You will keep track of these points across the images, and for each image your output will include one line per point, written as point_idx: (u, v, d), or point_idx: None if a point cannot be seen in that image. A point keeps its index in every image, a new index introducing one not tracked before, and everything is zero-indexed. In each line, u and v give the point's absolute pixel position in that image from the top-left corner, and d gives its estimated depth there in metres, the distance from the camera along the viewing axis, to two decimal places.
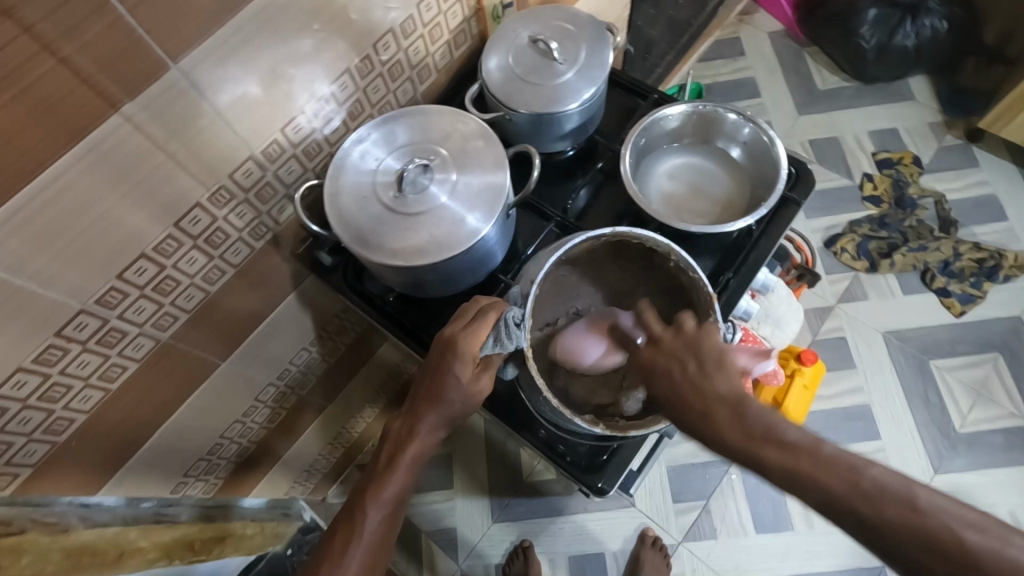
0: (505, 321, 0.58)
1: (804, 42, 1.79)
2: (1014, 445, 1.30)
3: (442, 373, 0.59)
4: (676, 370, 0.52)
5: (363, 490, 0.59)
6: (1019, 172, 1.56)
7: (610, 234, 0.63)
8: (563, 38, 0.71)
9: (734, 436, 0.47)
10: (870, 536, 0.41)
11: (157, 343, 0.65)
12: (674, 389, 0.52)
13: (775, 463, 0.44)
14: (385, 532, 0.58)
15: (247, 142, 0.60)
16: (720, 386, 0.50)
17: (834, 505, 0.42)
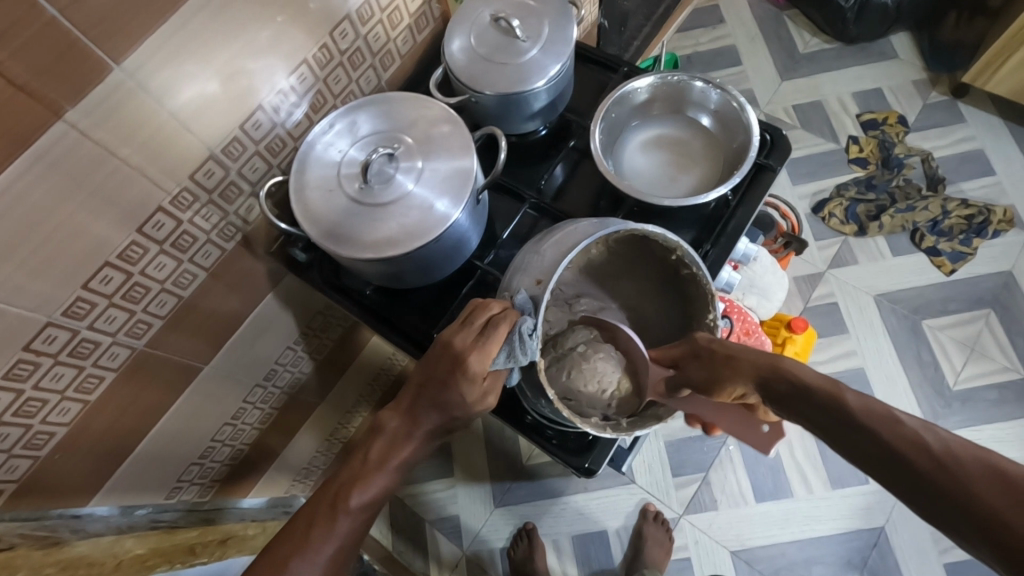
0: (519, 333, 0.55)
1: (783, 5, 1.77)
2: (1008, 400, 1.30)
3: (449, 385, 0.55)
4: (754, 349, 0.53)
5: (349, 478, 0.54)
6: (1005, 125, 1.54)
7: (621, 230, 0.59)
8: (524, 15, 0.69)
9: (809, 376, 0.47)
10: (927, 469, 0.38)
11: (134, 351, 0.64)
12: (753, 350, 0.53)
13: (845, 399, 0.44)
14: (364, 524, 0.53)
15: (205, 142, 0.58)
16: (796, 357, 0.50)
17: (893, 430, 0.40)
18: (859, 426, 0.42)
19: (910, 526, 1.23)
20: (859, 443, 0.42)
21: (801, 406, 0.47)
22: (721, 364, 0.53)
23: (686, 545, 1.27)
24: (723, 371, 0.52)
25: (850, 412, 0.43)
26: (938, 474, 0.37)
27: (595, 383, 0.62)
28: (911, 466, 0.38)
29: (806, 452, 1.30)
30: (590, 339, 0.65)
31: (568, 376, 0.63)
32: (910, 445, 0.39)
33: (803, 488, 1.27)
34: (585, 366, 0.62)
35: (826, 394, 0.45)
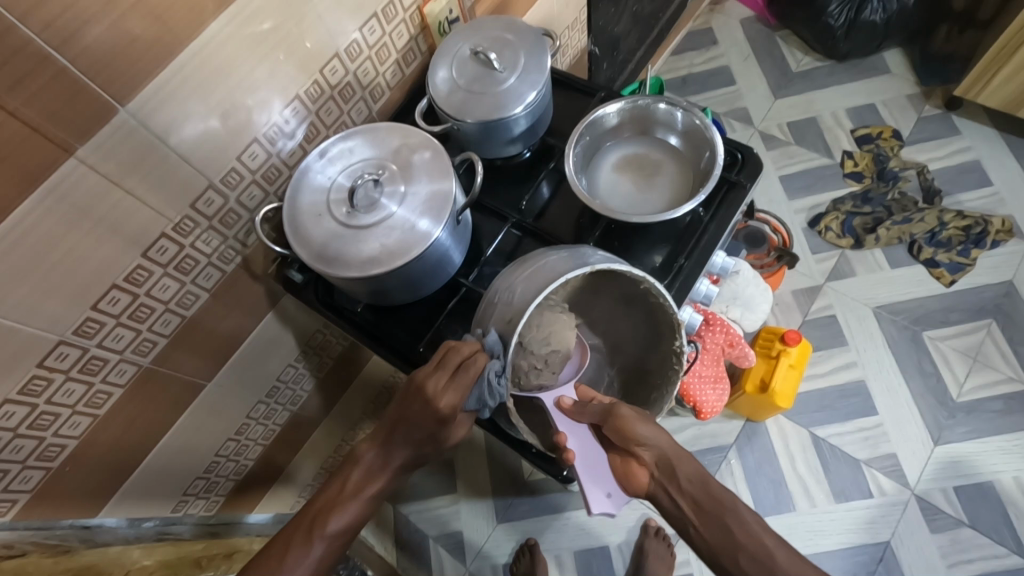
0: (488, 376, 0.58)
1: (776, 25, 1.81)
2: (1013, 410, 1.29)
3: (419, 423, 0.59)
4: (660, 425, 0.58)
5: (325, 506, 0.58)
6: (1001, 135, 1.55)
7: (588, 271, 0.59)
8: (502, 48, 0.74)
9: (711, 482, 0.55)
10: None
11: (140, 368, 0.68)
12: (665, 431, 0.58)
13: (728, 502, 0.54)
14: (339, 547, 0.58)
15: (204, 173, 0.63)
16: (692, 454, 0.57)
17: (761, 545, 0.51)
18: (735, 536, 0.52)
19: (916, 542, 1.21)
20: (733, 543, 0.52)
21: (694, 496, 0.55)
22: (644, 420, 0.58)
23: (688, 561, 1.26)
24: (646, 424, 0.58)
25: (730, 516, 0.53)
26: None
27: (544, 334, 0.65)
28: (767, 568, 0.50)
29: (807, 465, 1.30)
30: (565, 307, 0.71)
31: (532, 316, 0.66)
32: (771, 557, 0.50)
33: (805, 501, 1.27)
34: (553, 316, 0.67)
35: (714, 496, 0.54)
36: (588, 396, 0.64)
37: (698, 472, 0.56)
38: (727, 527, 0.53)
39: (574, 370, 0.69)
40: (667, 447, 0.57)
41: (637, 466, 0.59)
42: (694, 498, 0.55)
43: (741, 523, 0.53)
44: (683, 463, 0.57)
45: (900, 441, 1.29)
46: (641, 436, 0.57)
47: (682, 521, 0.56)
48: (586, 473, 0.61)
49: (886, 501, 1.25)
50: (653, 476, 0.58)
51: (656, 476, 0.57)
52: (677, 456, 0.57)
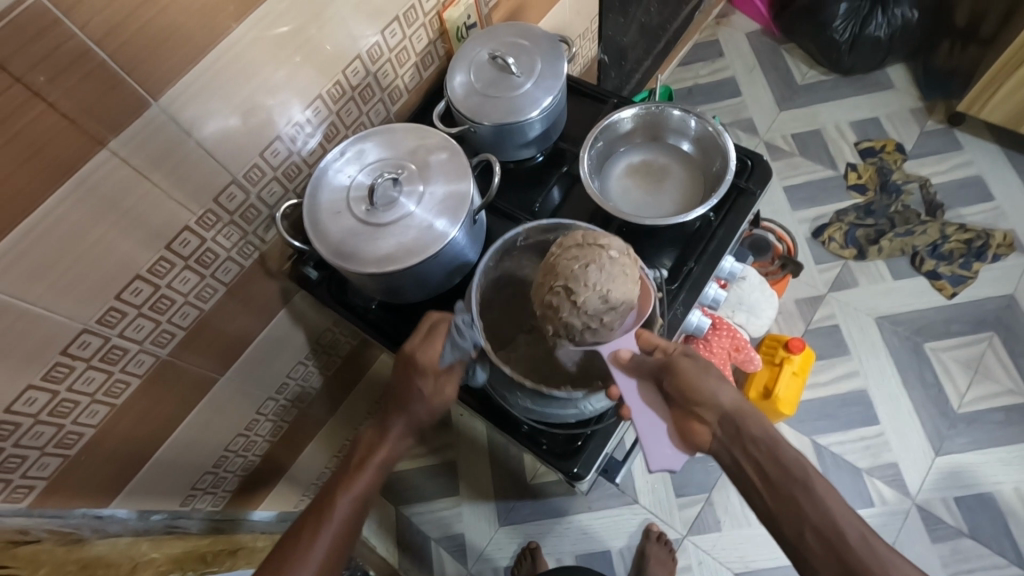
0: (456, 325, 0.62)
1: (781, 38, 1.84)
2: (1015, 421, 1.30)
3: (405, 385, 0.64)
4: (728, 385, 0.56)
5: (334, 485, 0.63)
6: (1002, 150, 1.57)
7: (522, 232, 0.67)
8: (519, 53, 0.76)
9: (784, 449, 0.54)
10: (838, 546, 0.50)
11: (158, 359, 0.69)
12: (734, 392, 0.56)
13: (798, 468, 0.53)
14: (352, 522, 0.62)
15: (228, 169, 0.65)
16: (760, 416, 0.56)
17: (826, 517, 0.51)
18: (804, 506, 0.52)
19: (917, 551, 1.22)
20: (801, 512, 0.52)
21: (762, 461, 0.54)
22: (710, 379, 0.56)
23: (689, 566, 1.26)
24: (713, 384, 0.56)
25: (799, 485, 0.53)
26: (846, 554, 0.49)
27: (602, 293, 0.55)
28: (828, 539, 0.51)
29: None
30: (629, 253, 0.59)
31: (588, 270, 0.55)
32: (838, 528, 0.50)
33: None
34: (614, 270, 0.56)
35: (780, 463, 0.54)
36: (652, 345, 0.59)
37: (766, 433, 0.55)
38: (792, 497, 0.53)
39: (638, 317, 0.60)
40: (732, 407, 0.55)
41: (698, 423, 0.56)
42: (759, 463, 0.55)
43: (808, 491, 0.52)
44: (750, 425, 0.55)
45: (902, 450, 1.30)
46: (705, 394, 0.55)
47: (746, 484, 0.56)
48: (646, 430, 0.57)
49: (887, 510, 1.26)
50: (715, 434, 0.56)
51: (719, 436, 0.56)
52: (743, 417, 0.56)
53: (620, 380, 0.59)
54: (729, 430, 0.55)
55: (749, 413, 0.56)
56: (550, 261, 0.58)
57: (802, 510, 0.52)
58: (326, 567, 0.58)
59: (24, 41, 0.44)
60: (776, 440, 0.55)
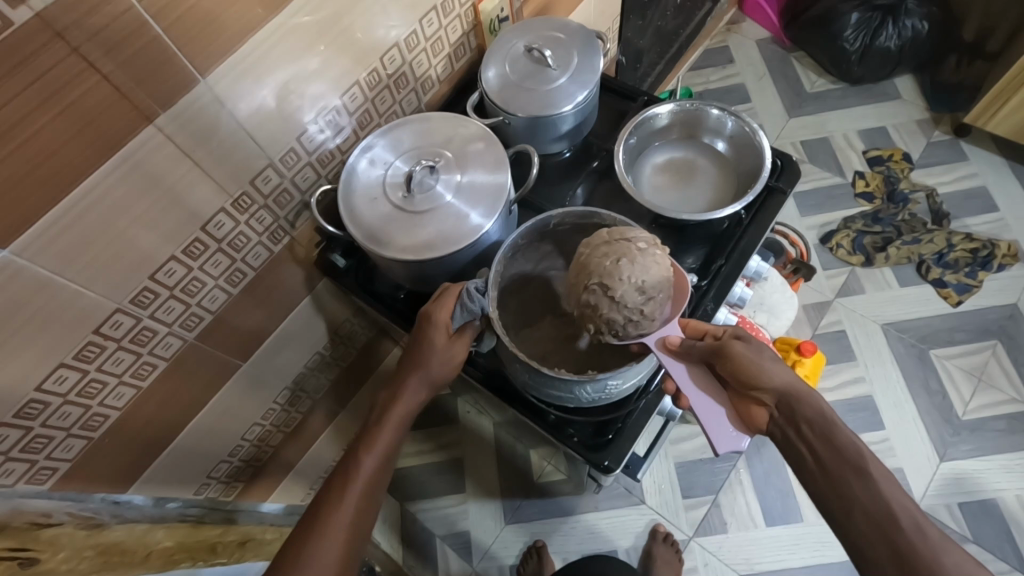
0: (468, 290, 0.62)
1: (790, 47, 1.85)
2: (1017, 429, 1.31)
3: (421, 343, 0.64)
4: (784, 369, 0.60)
5: (353, 449, 0.61)
6: (1007, 163, 1.59)
7: (556, 217, 0.66)
8: (555, 46, 0.76)
9: (840, 431, 0.56)
10: (888, 528, 0.51)
11: (184, 343, 0.68)
12: (790, 375, 0.60)
13: (852, 451, 0.55)
14: (374, 482, 0.60)
15: (265, 151, 0.64)
16: (816, 401, 0.59)
17: (878, 499, 0.52)
18: (854, 486, 0.53)
19: None
20: (849, 492, 0.54)
21: (815, 442, 0.57)
22: (761, 364, 0.59)
23: (696, 568, 1.26)
24: (768, 366, 0.59)
25: (851, 467, 0.54)
26: (896, 535, 0.50)
27: (637, 285, 0.56)
28: (878, 521, 0.51)
29: None
30: (657, 243, 0.60)
31: (620, 264, 0.57)
32: (889, 510, 0.51)
33: (813, 513, 1.28)
34: (644, 262, 0.57)
35: (835, 445, 0.56)
36: (700, 333, 0.63)
37: (820, 414, 0.58)
38: (844, 479, 0.54)
39: (676, 306, 0.62)
40: (787, 389, 0.58)
41: (756, 406, 0.60)
42: (813, 445, 0.57)
43: (864, 475, 0.53)
44: (805, 406, 0.58)
45: (907, 455, 1.32)
46: (760, 378, 0.59)
47: (800, 467, 0.58)
48: (704, 415, 0.62)
49: None
50: (772, 415, 0.60)
51: (776, 417, 0.59)
52: (798, 400, 0.59)
53: (677, 368, 0.62)
54: (784, 409, 0.59)
55: (804, 397, 0.59)
56: (581, 260, 0.60)
57: (854, 490, 0.53)
58: (355, 526, 0.57)
59: (84, 11, 0.43)
60: (831, 425, 0.57)
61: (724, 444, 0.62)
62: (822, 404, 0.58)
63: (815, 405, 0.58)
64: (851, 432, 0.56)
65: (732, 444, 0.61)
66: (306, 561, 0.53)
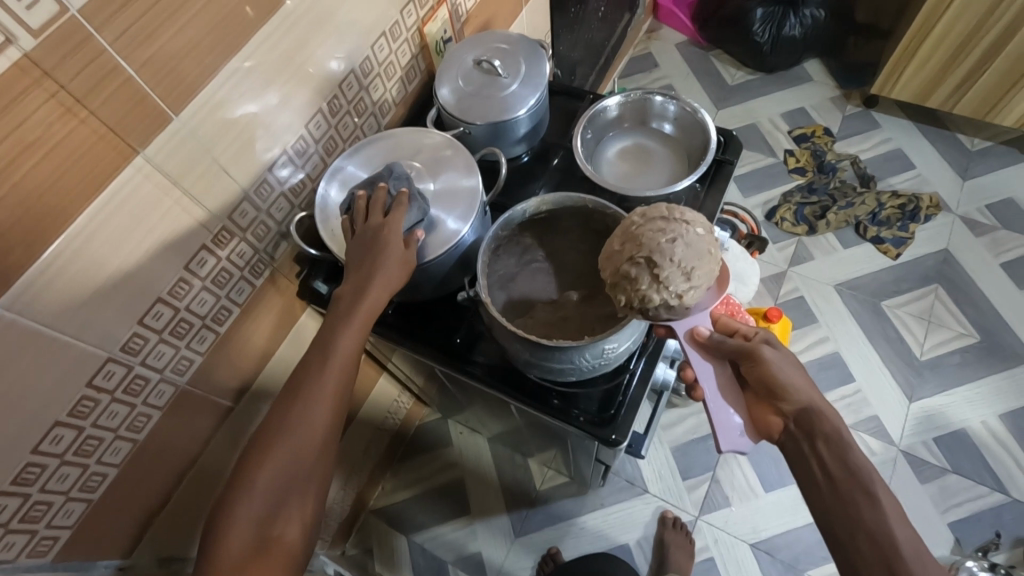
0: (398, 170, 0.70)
1: (707, 46, 1.99)
2: (971, 361, 1.42)
3: (379, 241, 0.61)
4: (807, 386, 0.63)
5: (330, 324, 0.59)
6: (915, 124, 1.75)
7: (532, 206, 0.71)
8: (502, 56, 0.81)
9: (855, 457, 0.58)
10: (890, 560, 0.52)
11: (177, 388, 0.67)
12: (812, 393, 0.62)
13: (864, 478, 0.56)
14: (356, 352, 0.59)
15: (241, 184, 0.66)
16: (837, 424, 0.60)
17: (882, 533, 0.53)
18: (856, 512, 0.55)
19: (912, 495, 1.29)
20: (852, 515, 0.55)
21: (829, 464, 0.58)
22: (783, 376, 0.63)
23: (707, 546, 1.29)
24: (791, 380, 0.63)
25: (858, 494, 0.56)
26: (891, 564, 0.51)
27: (685, 269, 0.60)
28: (877, 552, 0.53)
29: None
30: (711, 233, 0.63)
31: (674, 245, 0.60)
32: (889, 539, 0.53)
33: None
34: (697, 246, 0.61)
35: (850, 471, 0.57)
36: (730, 330, 0.67)
37: (839, 437, 0.59)
38: (852, 501, 0.56)
39: (715, 298, 0.67)
40: (809, 405, 0.61)
41: (773, 414, 0.64)
42: (825, 462, 0.59)
43: (873, 503, 0.55)
44: (824, 423, 0.60)
45: (880, 402, 1.39)
46: (784, 387, 0.62)
47: (809, 482, 0.60)
48: (714, 407, 0.67)
49: (877, 460, 1.33)
50: (788, 426, 0.63)
51: (790, 428, 0.62)
52: (818, 416, 0.61)
53: (702, 361, 0.67)
54: (800, 424, 0.62)
55: (827, 417, 0.61)
56: (631, 229, 0.62)
57: (857, 516, 0.55)
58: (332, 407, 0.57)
59: (65, 54, 0.45)
60: (846, 446, 0.58)
61: (728, 442, 0.67)
62: (840, 429, 0.59)
63: (831, 426, 0.60)
64: (866, 459, 0.58)
65: (735, 443, 0.67)
66: (298, 437, 0.55)
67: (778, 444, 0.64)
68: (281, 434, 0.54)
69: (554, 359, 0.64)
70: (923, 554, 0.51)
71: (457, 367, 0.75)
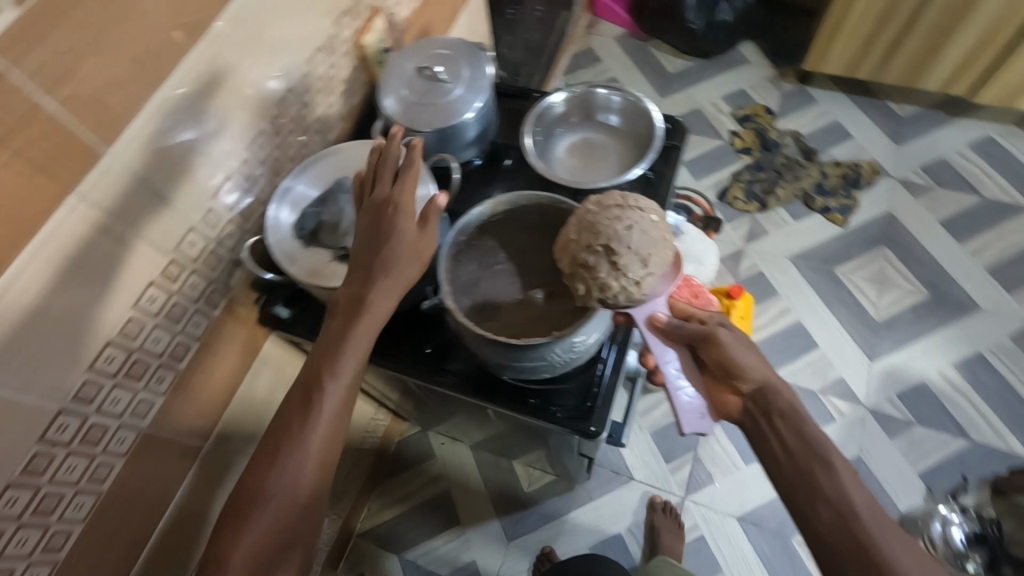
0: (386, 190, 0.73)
1: (645, 37, 2.03)
2: (922, 316, 1.48)
3: (389, 224, 0.61)
4: (762, 364, 0.65)
5: (320, 361, 0.59)
6: (848, 96, 1.82)
7: (487, 209, 0.72)
8: (444, 62, 0.81)
9: (813, 427, 0.60)
10: (849, 522, 0.55)
11: (139, 432, 0.64)
12: (768, 370, 0.64)
13: (821, 447, 0.59)
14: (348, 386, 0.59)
15: (185, 214, 0.64)
16: (792, 398, 0.63)
17: (843, 501, 0.56)
18: (817, 482, 0.57)
19: (883, 451, 1.34)
20: (813, 486, 0.57)
21: (789, 436, 0.61)
22: (739, 355, 0.65)
23: (697, 525, 1.31)
24: (747, 358, 0.65)
25: (816, 465, 0.58)
26: (851, 529, 0.54)
27: (640, 255, 0.62)
28: (838, 517, 0.55)
29: None
30: (664, 221, 0.66)
31: (629, 232, 0.62)
32: (848, 505, 0.55)
33: None
34: (651, 234, 0.63)
35: (810, 443, 0.60)
36: (686, 314, 0.69)
37: (795, 410, 0.62)
38: (810, 471, 0.58)
39: (669, 284, 0.70)
40: (764, 382, 0.64)
41: (731, 394, 0.66)
42: (784, 437, 0.61)
43: (831, 471, 0.58)
44: (779, 399, 0.63)
45: (844, 365, 1.44)
46: (739, 366, 0.64)
47: (768, 456, 0.62)
48: (673, 390, 0.69)
49: (846, 421, 1.38)
50: (745, 405, 0.65)
51: (750, 407, 0.64)
52: (774, 393, 0.63)
53: (661, 345, 0.69)
54: (757, 401, 0.64)
55: (780, 392, 0.63)
56: (588, 220, 0.64)
57: (816, 486, 0.57)
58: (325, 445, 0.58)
59: None
60: (800, 419, 0.61)
61: (690, 425, 0.68)
62: (795, 402, 0.62)
63: (786, 400, 0.63)
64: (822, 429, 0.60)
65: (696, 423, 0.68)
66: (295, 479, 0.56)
67: (739, 422, 0.66)
68: (277, 478, 0.56)
69: (525, 356, 0.64)
70: (878, 515, 0.55)
71: (432, 378, 0.74)
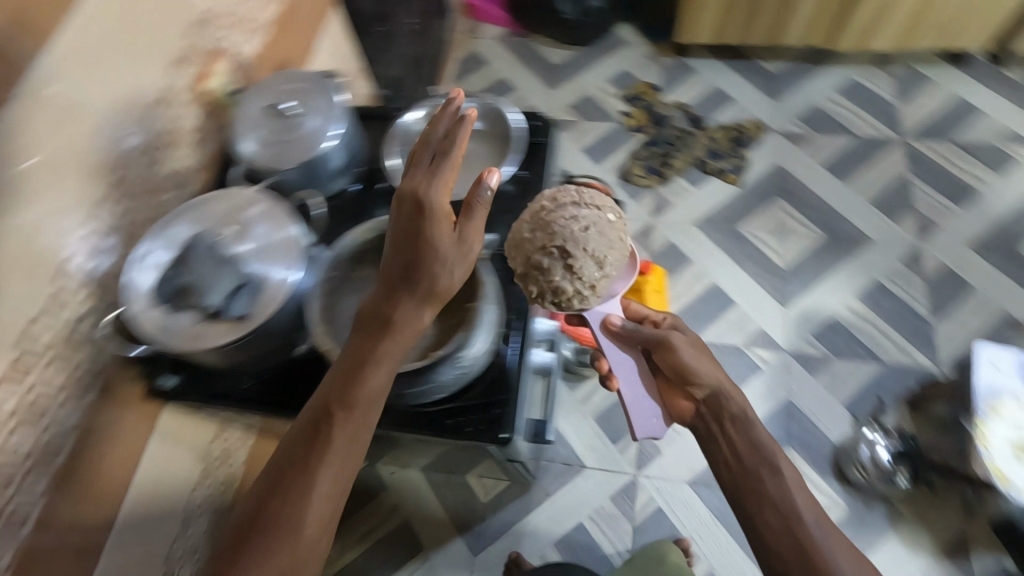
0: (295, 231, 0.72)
1: (525, 33, 2.06)
2: (822, 257, 1.58)
3: (423, 233, 0.61)
4: (715, 371, 0.76)
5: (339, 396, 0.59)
6: (723, 61, 1.91)
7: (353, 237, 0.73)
8: (293, 96, 0.80)
9: (760, 431, 0.71)
10: (790, 515, 0.65)
11: (21, 541, 0.59)
12: (720, 377, 0.76)
13: (768, 448, 0.70)
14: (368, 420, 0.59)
15: (23, 301, 0.59)
16: (740, 404, 0.74)
17: (780, 497, 0.66)
18: (759, 482, 0.68)
19: (809, 390, 1.42)
20: (759, 485, 0.67)
21: (738, 440, 0.71)
22: (692, 363, 0.75)
23: (652, 498, 1.34)
24: (700, 366, 0.75)
25: (759, 463, 0.69)
26: (789, 521, 0.64)
27: (595, 258, 0.71)
28: (780, 516, 0.65)
29: None
30: (620, 220, 0.76)
31: (587, 233, 0.71)
32: (786, 498, 0.66)
33: None
34: (609, 235, 0.73)
35: (755, 445, 0.70)
36: (643, 318, 0.84)
37: (744, 412, 0.73)
38: (758, 472, 0.68)
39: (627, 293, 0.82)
40: (717, 388, 0.75)
41: (685, 400, 0.77)
42: (735, 441, 0.71)
43: (775, 471, 0.68)
44: (730, 403, 0.74)
45: (761, 316, 1.51)
46: (692, 372, 0.75)
47: (717, 460, 0.72)
48: (630, 398, 0.82)
49: (771, 368, 1.45)
50: (698, 409, 0.76)
51: (703, 412, 0.75)
52: (726, 397, 0.74)
53: (617, 350, 0.82)
54: (710, 403, 0.75)
55: (730, 397, 0.74)
56: (546, 218, 0.73)
57: (761, 484, 0.68)
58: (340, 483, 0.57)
59: None
60: (749, 421, 0.72)
61: (643, 429, 0.81)
62: (744, 407, 0.74)
63: (737, 403, 0.74)
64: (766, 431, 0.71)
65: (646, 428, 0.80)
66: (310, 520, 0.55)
67: (694, 427, 0.77)
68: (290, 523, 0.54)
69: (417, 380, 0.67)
70: (813, 507, 0.65)
71: None
